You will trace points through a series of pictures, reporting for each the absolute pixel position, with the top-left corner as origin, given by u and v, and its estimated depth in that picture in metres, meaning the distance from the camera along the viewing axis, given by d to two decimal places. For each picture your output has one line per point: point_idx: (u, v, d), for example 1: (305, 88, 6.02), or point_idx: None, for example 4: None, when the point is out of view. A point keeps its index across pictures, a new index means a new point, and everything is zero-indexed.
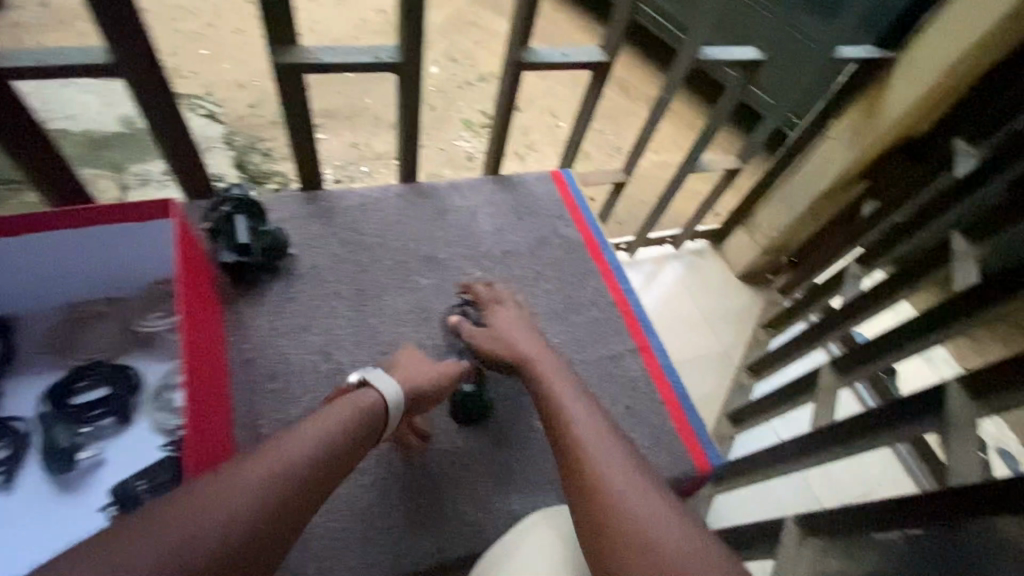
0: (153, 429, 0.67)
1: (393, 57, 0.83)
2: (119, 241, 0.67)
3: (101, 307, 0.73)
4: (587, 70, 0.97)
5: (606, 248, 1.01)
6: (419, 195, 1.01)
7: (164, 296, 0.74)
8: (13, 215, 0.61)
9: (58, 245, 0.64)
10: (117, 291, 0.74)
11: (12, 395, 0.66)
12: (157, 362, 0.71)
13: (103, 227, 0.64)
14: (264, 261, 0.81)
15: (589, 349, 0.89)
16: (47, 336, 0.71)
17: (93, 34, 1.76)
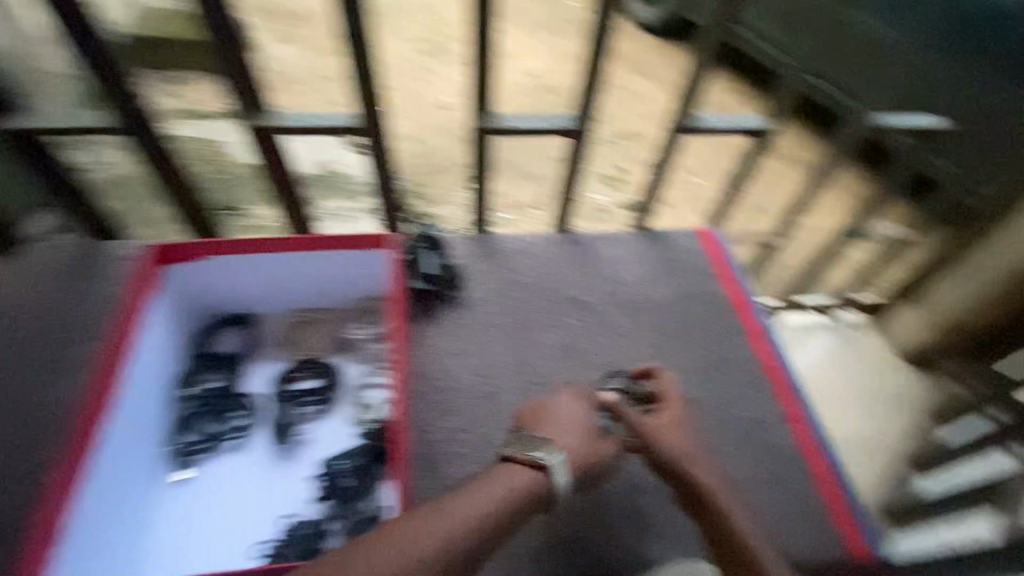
0: (349, 420, 0.81)
1: (568, 122, 0.93)
2: (346, 263, 0.84)
3: (317, 314, 0.90)
4: (749, 136, 0.99)
5: (755, 310, 1.01)
6: (569, 243, 1.08)
7: (364, 310, 0.90)
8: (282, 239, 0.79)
9: (305, 263, 0.83)
10: (329, 305, 0.89)
11: (251, 375, 0.84)
12: (356, 365, 0.87)
13: (339, 253, 0.82)
14: (441, 290, 0.95)
15: (732, 409, 0.89)
16: (275, 333, 0.88)
17: (308, 94, 2.35)
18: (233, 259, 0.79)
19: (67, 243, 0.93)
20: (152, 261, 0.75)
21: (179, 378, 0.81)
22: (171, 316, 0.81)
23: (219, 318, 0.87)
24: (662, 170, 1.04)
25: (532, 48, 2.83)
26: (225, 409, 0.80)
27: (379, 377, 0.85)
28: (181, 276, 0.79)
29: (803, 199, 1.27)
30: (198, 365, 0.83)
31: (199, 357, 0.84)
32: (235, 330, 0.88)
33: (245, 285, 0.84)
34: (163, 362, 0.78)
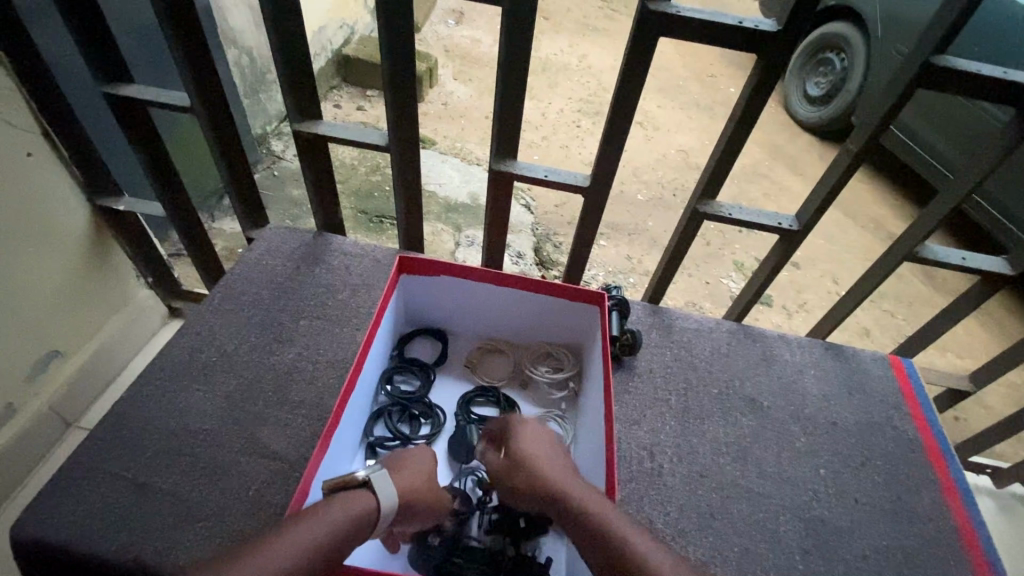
0: None
1: (792, 225, 0.93)
2: (553, 309, 0.90)
3: (506, 347, 0.97)
4: (982, 276, 0.95)
5: (952, 461, 0.92)
6: (746, 336, 1.06)
7: (550, 355, 0.95)
8: (507, 274, 0.86)
9: (516, 299, 0.89)
10: (518, 339, 0.97)
11: (438, 389, 0.91)
12: (531, 406, 0.91)
13: (549, 298, 0.88)
14: (619, 351, 0.96)
15: (921, 570, 0.80)
16: (465, 353, 0.96)
17: (473, 131, 2.59)
18: (457, 281, 0.88)
19: (302, 234, 1.13)
20: (398, 268, 0.87)
21: (381, 374, 0.89)
22: (392, 317, 0.91)
23: (423, 328, 0.97)
24: (870, 289, 1.00)
25: (688, 126, 2.88)
26: (414, 414, 0.86)
27: (553, 425, 0.88)
28: (410, 284, 0.90)
29: (1009, 354, 1.14)
30: (397, 366, 0.91)
31: (399, 359, 0.92)
32: (431, 343, 0.97)
33: (456, 305, 0.94)
34: (379, 356, 0.87)
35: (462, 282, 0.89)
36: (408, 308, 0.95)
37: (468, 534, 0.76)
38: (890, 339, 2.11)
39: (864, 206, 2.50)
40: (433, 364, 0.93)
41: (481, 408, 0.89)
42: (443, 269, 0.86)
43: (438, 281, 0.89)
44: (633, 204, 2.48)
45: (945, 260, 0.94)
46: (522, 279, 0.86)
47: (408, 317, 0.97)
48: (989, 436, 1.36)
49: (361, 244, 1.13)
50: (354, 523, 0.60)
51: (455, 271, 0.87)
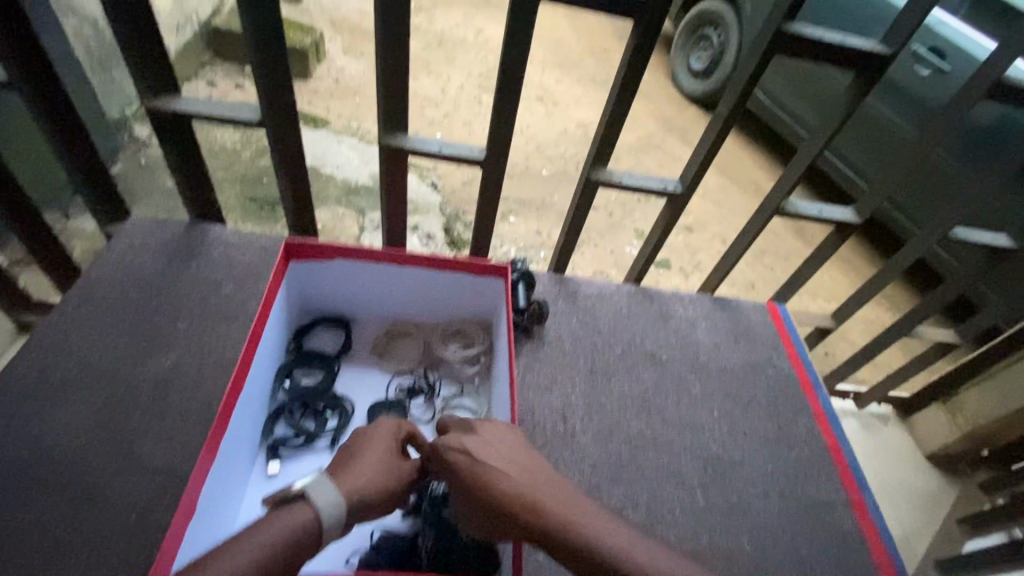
0: (435, 437, 0.83)
1: (677, 188, 0.98)
2: (458, 285, 0.88)
3: (412, 329, 0.94)
4: (836, 225, 1.07)
5: (820, 391, 1.04)
6: (646, 297, 1.12)
7: (458, 332, 0.94)
8: (407, 253, 0.84)
9: (418, 278, 0.87)
10: (423, 319, 0.95)
11: (343, 379, 0.87)
12: (444, 383, 0.90)
13: (452, 275, 0.87)
14: (527, 323, 0.98)
15: (803, 490, 0.89)
16: (370, 340, 0.92)
17: (370, 109, 2.46)
18: (354, 264, 0.84)
19: (173, 226, 1.01)
20: (284, 255, 0.81)
21: (278, 372, 0.84)
22: (283, 309, 0.84)
23: (321, 318, 0.92)
24: (747, 245, 1.10)
25: (586, 100, 2.95)
26: (318, 408, 0.81)
27: (467, 401, 0.88)
28: (301, 273, 0.85)
29: (862, 291, 1.32)
30: (296, 360, 0.86)
31: (298, 353, 0.87)
32: (332, 332, 0.92)
33: (356, 288, 0.89)
34: (272, 351, 0.81)
35: (358, 265, 0.85)
36: (303, 299, 0.89)
37: (387, 522, 0.77)
38: (770, 290, 2.35)
39: (745, 171, 2.73)
40: (336, 353, 0.89)
41: (389, 393, 0.87)
42: (337, 253, 0.82)
43: (333, 266, 0.85)
44: (539, 178, 2.51)
45: (808, 211, 1.04)
46: (423, 257, 0.84)
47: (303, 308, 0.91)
48: (851, 366, 1.57)
49: (243, 232, 1.03)
50: (286, 543, 0.57)
51: (351, 254, 0.83)
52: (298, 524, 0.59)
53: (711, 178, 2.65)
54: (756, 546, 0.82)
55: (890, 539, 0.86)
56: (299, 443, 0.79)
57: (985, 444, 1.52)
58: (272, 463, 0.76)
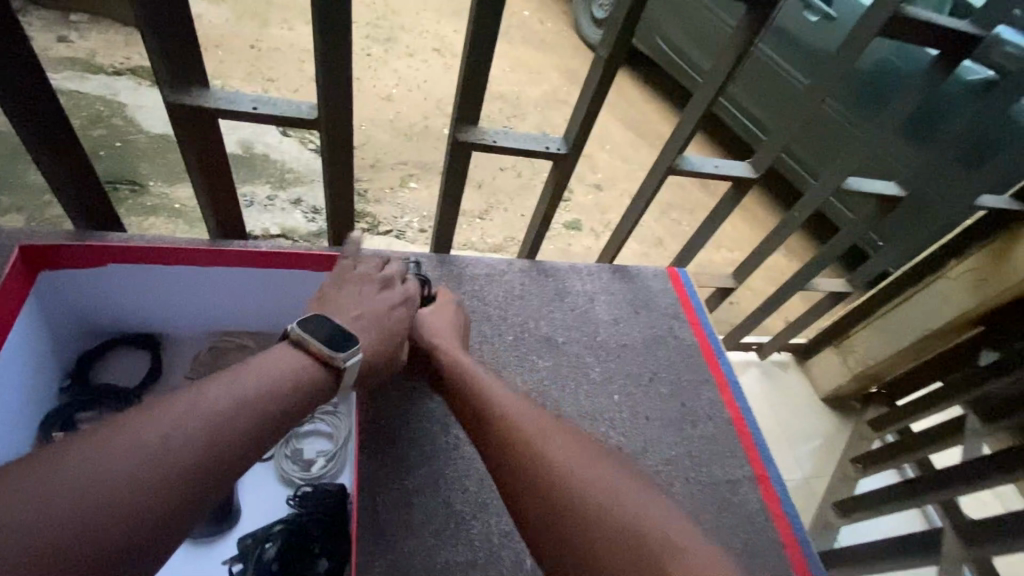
0: (279, 478, 0.67)
1: (561, 148, 0.85)
2: (295, 283, 0.70)
3: (248, 341, 0.75)
4: (733, 182, 1.00)
5: (723, 359, 0.99)
6: (539, 273, 1.00)
7: None
8: (214, 248, 0.65)
9: (238, 279, 0.68)
10: (262, 328, 0.76)
11: None
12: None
13: (283, 272, 0.68)
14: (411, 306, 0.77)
15: (706, 470, 0.84)
16: (188, 363, 0.73)
17: (231, 63, 2.10)
18: (140, 267, 0.64)
19: None
20: (28, 264, 0.59)
21: (46, 419, 0.63)
22: (44, 337, 0.63)
23: (115, 338, 0.71)
24: (644, 208, 1.00)
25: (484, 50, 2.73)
26: None
27: (321, 425, 0.72)
28: (64, 287, 0.63)
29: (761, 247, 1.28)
30: (75, 400, 0.65)
31: (79, 389, 0.66)
32: (135, 355, 0.71)
33: (155, 298, 0.69)
34: (23, 399, 0.60)
35: (149, 269, 0.64)
36: (80, 318, 0.68)
37: None
38: (679, 245, 2.34)
39: (651, 123, 2.67)
40: (137, 383, 0.68)
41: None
42: (111, 255, 0.62)
43: (113, 273, 0.64)
44: (438, 139, 2.30)
45: (703, 167, 0.96)
46: (238, 252, 0.65)
47: (84, 329, 0.70)
48: (753, 320, 1.58)
49: (10, 231, 0.78)
50: (279, 384, 0.53)
51: (132, 254, 0.63)
52: (300, 374, 0.55)
53: (617, 133, 2.57)
54: None
55: (792, 510, 0.83)
56: None
57: (872, 382, 1.60)
58: None
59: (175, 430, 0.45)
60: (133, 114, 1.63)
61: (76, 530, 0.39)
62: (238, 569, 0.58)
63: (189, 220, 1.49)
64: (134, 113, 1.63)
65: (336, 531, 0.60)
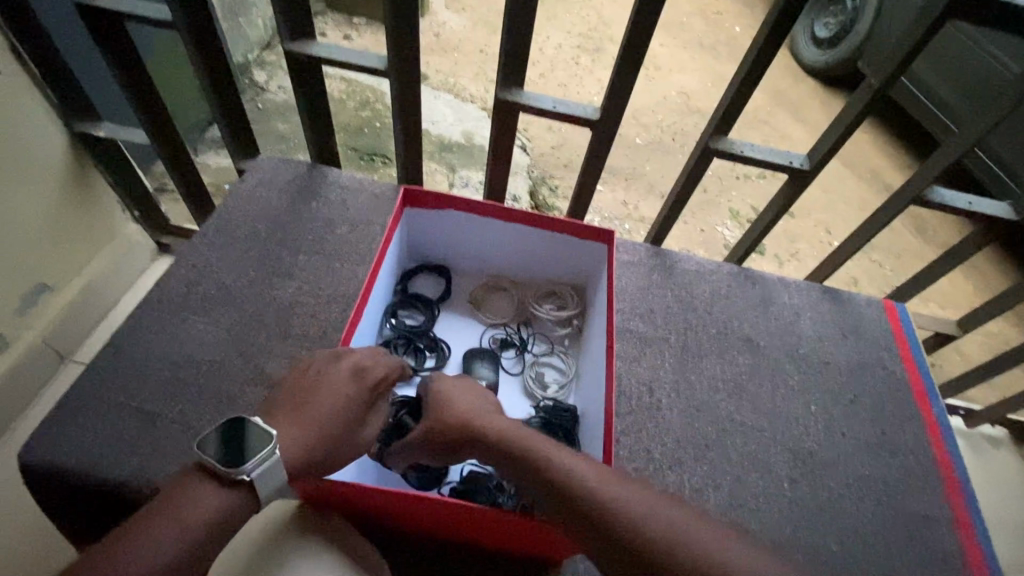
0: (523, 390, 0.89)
1: (803, 164, 0.91)
2: (561, 247, 0.90)
3: (508, 284, 0.98)
4: (985, 222, 0.95)
5: (935, 399, 0.95)
6: (747, 278, 1.07)
7: (554, 293, 0.97)
8: (516, 210, 0.86)
9: (522, 236, 0.90)
10: (521, 277, 0.98)
11: (443, 323, 0.94)
12: (536, 341, 0.94)
13: (557, 237, 0.88)
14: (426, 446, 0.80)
15: (900, 500, 0.84)
16: (468, 291, 0.98)
17: (468, 65, 2.46)
18: (463, 217, 0.88)
19: (296, 166, 1.08)
20: (401, 201, 0.86)
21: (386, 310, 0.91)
22: (395, 254, 0.91)
23: (423, 263, 0.98)
24: (872, 235, 1.00)
25: (690, 66, 2.77)
26: (420, 348, 0.88)
27: (556, 359, 0.93)
28: (413, 220, 0.90)
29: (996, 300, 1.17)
30: (402, 302, 0.92)
31: (403, 294, 0.93)
32: (434, 278, 0.98)
33: (461, 239, 0.94)
34: (383, 293, 0.88)
35: (468, 217, 0.88)
36: (410, 246, 0.95)
37: (474, 460, 0.82)
38: (876, 289, 2.15)
39: (864, 155, 2.47)
40: (436, 298, 0.95)
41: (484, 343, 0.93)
42: (450, 204, 0.86)
43: (444, 215, 0.89)
44: (633, 147, 2.42)
45: (953, 203, 0.93)
46: (531, 216, 0.86)
47: (407, 254, 0.97)
48: (966, 381, 1.42)
49: (358, 178, 1.09)
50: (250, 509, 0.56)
51: (463, 205, 0.86)
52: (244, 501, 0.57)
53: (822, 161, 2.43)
54: (845, 548, 0.78)
55: (996, 566, 0.79)
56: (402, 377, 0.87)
57: None
58: None
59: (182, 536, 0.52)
60: None
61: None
62: None
63: None
64: None
65: (570, 439, 0.81)
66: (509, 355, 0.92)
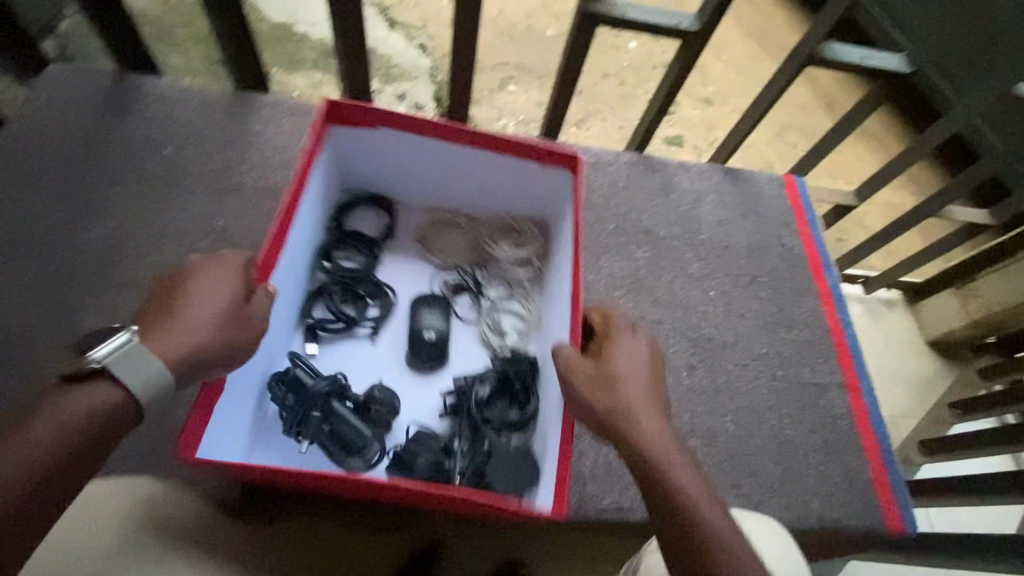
0: (480, 340, 0.81)
1: (692, 25, 0.81)
2: (516, 172, 0.82)
3: (455, 219, 0.88)
4: (880, 78, 0.90)
5: (830, 271, 0.95)
6: (647, 166, 0.99)
7: (511, 230, 0.88)
8: (452, 125, 0.77)
9: (472, 161, 0.81)
10: (477, 211, 0.89)
11: (388, 266, 0.85)
12: (491, 282, 0.86)
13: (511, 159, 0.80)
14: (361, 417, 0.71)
15: (794, 372, 0.84)
16: (413, 228, 0.88)
17: None
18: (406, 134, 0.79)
19: (98, 78, 0.87)
20: (322, 113, 0.76)
21: (319, 251, 0.81)
22: (323, 182, 0.80)
23: (358, 195, 0.88)
24: (770, 104, 0.94)
25: None
26: (361, 294, 0.80)
27: (515, 304, 0.84)
28: (339, 140, 0.80)
29: (892, 165, 1.16)
30: (337, 241, 0.83)
31: (338, 231, 0.84)
32: (373, 213, 0.88)
33: (397, 164, 0.84)
34: (310, 231, 0.78)
35: (406, 135, 0.79)
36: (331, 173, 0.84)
37: (423, 421, 0.75)
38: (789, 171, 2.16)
39: (779, 30, 2.37)
40: (378, 236, 0.86)
41: (433, 289, 0.84)
42: (380, 119, 0.77)
43: (377, 133, 0.79)
44: (541, 40, 2.21)
45: (850, 59, 0.87)
46: (476, 135, 0.78)
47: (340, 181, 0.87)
48: (865, 250, 1.46)
49: (183, 86, 0.89)
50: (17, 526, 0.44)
51: (398, 121, 0.77)
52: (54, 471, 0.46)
53: (736, 41, 2.31)
54: (739, 425, 0.78)
55: (880, 421, 0.82)
56: (340, 327, 0.78)
57: (991, 331, 1.47)
58: (310, 344, 0.77)
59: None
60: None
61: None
62: (452, 402, 0.75)
63: None
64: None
65: (528, 389, 0.76)
66: (461, 298, 0.84)
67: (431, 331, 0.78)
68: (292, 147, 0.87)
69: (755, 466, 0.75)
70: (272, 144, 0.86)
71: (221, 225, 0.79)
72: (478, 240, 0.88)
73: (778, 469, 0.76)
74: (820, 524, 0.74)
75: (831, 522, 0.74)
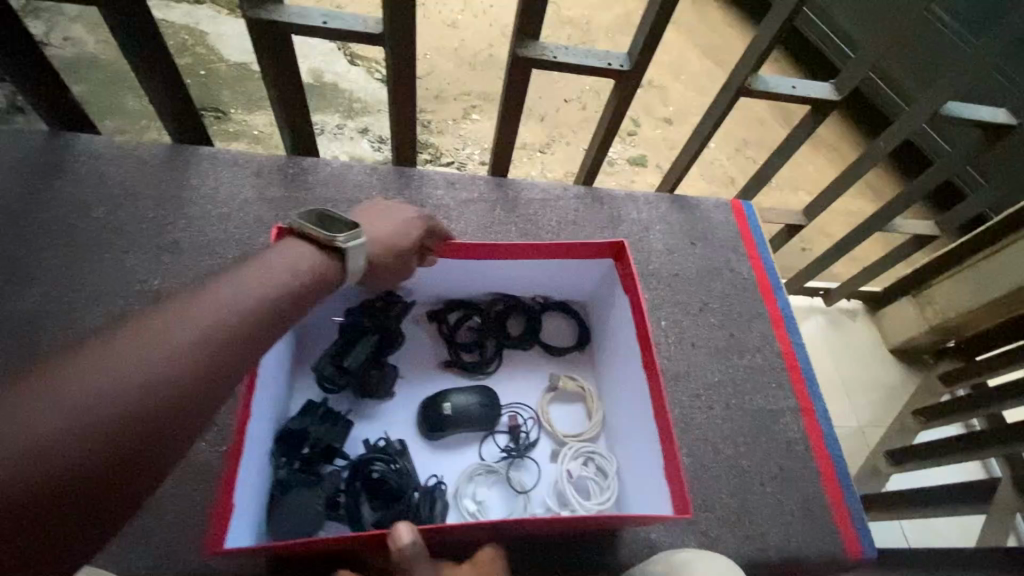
0: (462, 475, 0.76)
1: (623, 66, 0.83)
2: (642, 417, 0.72)
3: (579, 389, 0.84)
4: (812, 106, 0.93)
5: (780, 294, 0.96)
6: (595, 199, 1.00)
7: (591, 463, 0.77)
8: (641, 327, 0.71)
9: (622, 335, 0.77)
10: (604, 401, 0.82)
11: (508, 366, 0.85)
12: (536, 453, 0.79)
13: (636, 367, 0.73)
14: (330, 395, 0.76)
15: (748, 399, 0.84)
16: (558, 367, 0.86)
17: None
18: (535, 259, 0.78)
19: (29, 138, 0.85)
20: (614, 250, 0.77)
21: (502, 298, 0.87)
22: (546, 272, 0.82)
23: (565, 307, 0.89)
24: (709, 134, 0.96)
25: None
26: (474, 346, 0.84)
27: (506, 494, 0.76)
28: (585, 267, 0.81)
29: (838, 182, 1.19)
30: (513, 309, 0.87)
31: (521, 309, 0.87)
32: (565, 324, 0.89)
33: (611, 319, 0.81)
34: (500, 280, 0.84)
35: (571, 264, 0.80)
36: (594, 290, 0.86)
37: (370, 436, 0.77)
38: None
39: (733, 49, 2.44)
40: (528, 341, 0.86)
41: (505, 415, 0.81)
42: (577, 253, 0.77)
43: (573, 266, 0.81)
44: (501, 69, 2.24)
45: (779, 90, 0.90)
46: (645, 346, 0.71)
47: (584, 298, 0.89)
48: (823, 263, 1.49)
49: (118, 141, 0.88)
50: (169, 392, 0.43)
51: (581, 255, 0.78)
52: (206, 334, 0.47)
53: (692, 62, 2.38)
54: (695, 459, 0.77)
55: (834, 444, 0.82)
56: (451, 360, 0.83)
57: (950, 335, 1.50)
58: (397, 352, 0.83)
59: (108, 399, 0.39)
60: (212, 42, 1.71)
61: (75, 436, 0.37)
62: (392, 442, 0.75)
63: (266, 147, 1.59)
64: (214, 43, 1.71)
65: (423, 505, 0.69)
66: (502, 437, 0.79)
67: (447, 414, 0.76)
68: (234, 200, 0.86)
69: (714, 501, 0.75)
70: (212, 198, 0.85)
71: (158, 284, 0.77)
72: (550, 395, 0.83)
73: (736, 501, 0.75)
74: (778, 556, 0.73)
75: (790, 553, 0.73)
